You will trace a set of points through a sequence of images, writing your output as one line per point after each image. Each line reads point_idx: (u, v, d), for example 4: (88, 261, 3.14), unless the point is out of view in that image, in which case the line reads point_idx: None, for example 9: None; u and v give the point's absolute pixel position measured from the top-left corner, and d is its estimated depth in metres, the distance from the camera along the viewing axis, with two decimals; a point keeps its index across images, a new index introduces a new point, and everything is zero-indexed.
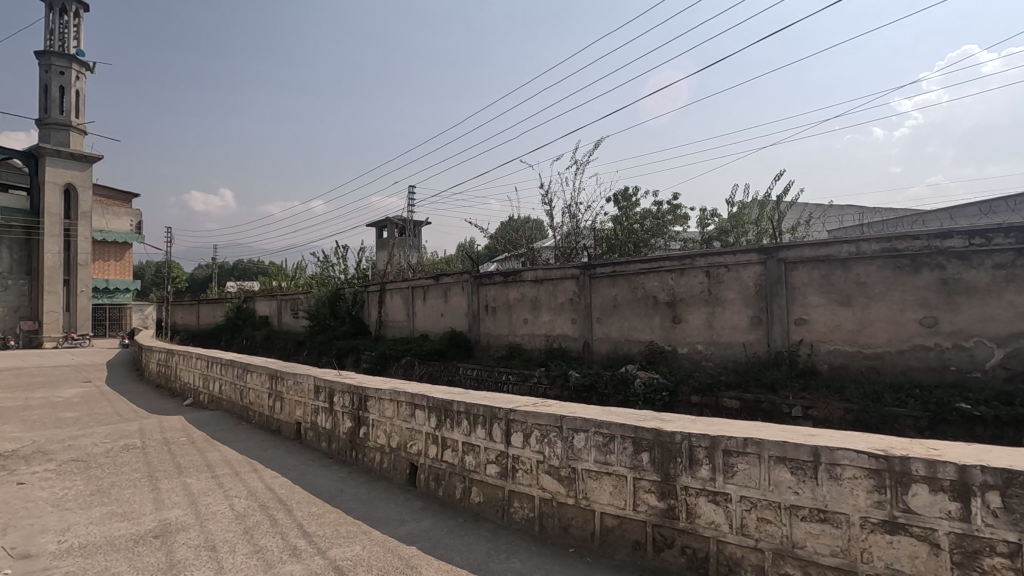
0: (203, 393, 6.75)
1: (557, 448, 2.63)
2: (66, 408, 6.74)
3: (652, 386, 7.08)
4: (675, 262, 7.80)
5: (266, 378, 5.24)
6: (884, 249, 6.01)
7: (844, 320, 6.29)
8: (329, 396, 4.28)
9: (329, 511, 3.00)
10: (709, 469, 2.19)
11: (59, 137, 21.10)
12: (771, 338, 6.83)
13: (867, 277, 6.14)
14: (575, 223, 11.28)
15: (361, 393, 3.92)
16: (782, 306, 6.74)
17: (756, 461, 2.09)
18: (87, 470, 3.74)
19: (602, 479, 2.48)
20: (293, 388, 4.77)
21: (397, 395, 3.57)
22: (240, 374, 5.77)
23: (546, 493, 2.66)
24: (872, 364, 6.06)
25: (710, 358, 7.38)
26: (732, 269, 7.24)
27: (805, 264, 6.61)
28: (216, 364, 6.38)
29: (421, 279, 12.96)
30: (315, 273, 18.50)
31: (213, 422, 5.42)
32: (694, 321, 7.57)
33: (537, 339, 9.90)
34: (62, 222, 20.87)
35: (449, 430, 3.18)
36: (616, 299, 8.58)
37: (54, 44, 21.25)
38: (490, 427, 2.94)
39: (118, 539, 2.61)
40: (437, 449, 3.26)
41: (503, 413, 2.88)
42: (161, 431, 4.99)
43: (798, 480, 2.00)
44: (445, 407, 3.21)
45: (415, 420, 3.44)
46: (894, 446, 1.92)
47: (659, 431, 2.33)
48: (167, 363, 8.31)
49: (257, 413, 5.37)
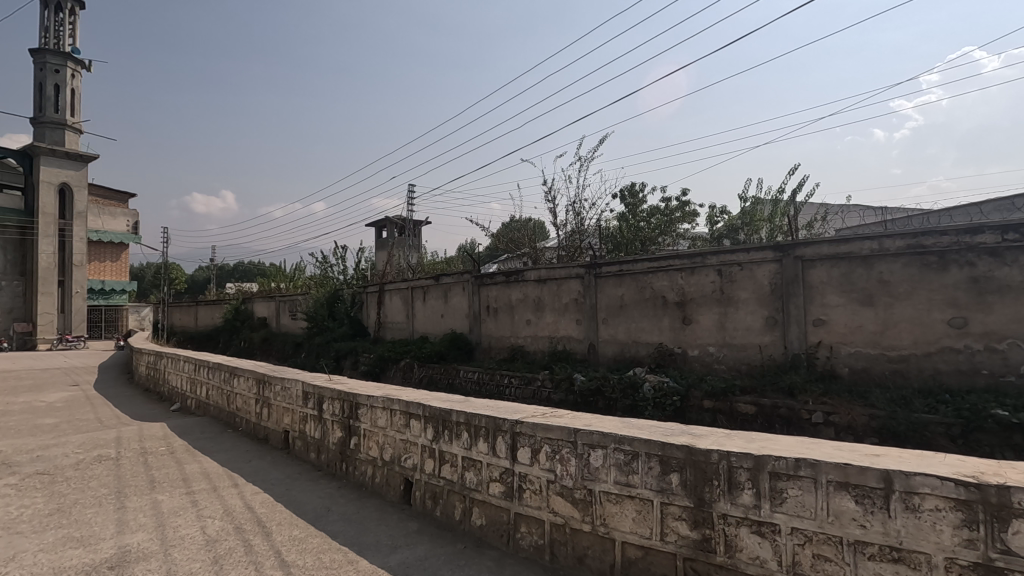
0: (190, 399, 6.41)
1: (571, 467, 2.30)
2: (47, 414, 6.41)
3: (662, 391, 6.74)
4: (685, 261, 7.47)
5: (253, 383, 4.90)
6: (909, 246, 5.67)
7: (865, 321, 5.95)
8: (318, 403, 3.95)
9: (312, 535, 2.67)
10: (752, 495, 1.86)
11: (54, 136, 20.82)
12: (787, 339, 6.49)
13: (890, 275, 5.80)
14: (579, 221, 10.93)
15: (352, 400, 3.60)
16: (799, 307, 6.40)
17: (811, 487, 1.75)
18: (51, 485, 3.41)
19: (623, 503, 2.14)
20: (281, 394, 4.44)
21: (390, 403, 3.25)
22: (227, 378, 5.44)
23: (558, 517, 2.33)
24: (896, 367, 5.71)
25: (722, 361, 7.05)
26: (745, 267, 6.91)
27: (823, 262, 6.28)
28: (204, 368, 6.06)
29: (422, 279, 12.62)
30: (314, 274, 18.18)
31: (197, 430, 5.09)
32: (705, 322, 7.24)
33: (540, 341, 9.57)
34: (57, 223, 20.55)
35: (447, 443, 2.85)
36: (623, 299, 8.25)
37: (49, 42, 20.98)
38: (494, 441, 2.61)
39: (66, 571, 2.28)
40: (435, 464, 2.92)
41: (507, 424, 2.55)
42: (140, 440, 4.67)
43: (866, 510, 1.66)
44: (443, 417, 2.88)
45: (410, 431, 3.11)
46: (985, 471, 1.58)
47: (690, 448, 2.00)
48: (156, 366, 8.00)
49: (244, 419, 5.05)
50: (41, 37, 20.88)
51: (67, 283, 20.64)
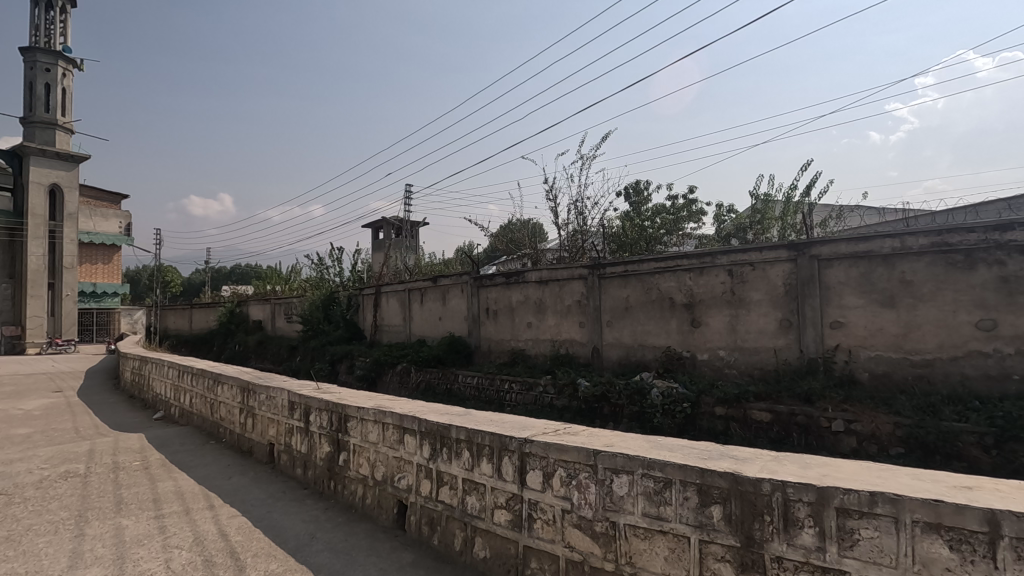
0: (174, 407, 6.06)
1: (591, 495, 1.97)
2: (21, 423, 6.06)
3: (671, 397, 6.42)
4: (693, 261, 7.16)
5: (237, 391, 4.57)
6: (934, 244, 5.36)
7: (887, 323, 5.64)
8: (304, 414, 3.63)
9: (291, 571, 2.34)
10: (815, 535, 1.53)
11: (45, 136, 20.43)
12: (803, 343, 6.17)
13: (913, 274, 5.49)
14: (582, 221, 10.63)
15: (341, 411, 3.27)
16: (816, 308, 6.09)
17: (891, 529, 1.43)
18: (5, 509, 3.07)
19: (653, 539, 1.82)
20: (265, 404, 4.11)
21: (382, 416, 2.93)
22: (210, 386, 5.10)
23: (575, 554, 2.00)
24: (921, 372, 5.40)
25: (734, 365, 6.74)
26: (758, 267, 6.60)
27: (841, 261, 5.97)
28: (187, 374, 5.72)
29: (419, 281, 12.28)
30: (310, 276, 17.81)
31: (176, 442, 4.75)
32: (716, 324, 6.93)
33: (542, 344, 9.25)
34: (47, 224, 20.16)
35: (446, 463, 2.53)
36: (628, 301, 7.93)
37: (39, 41, 20.64)
38: (499, 462, 2.29)
39: None
40: (432, 486, 2.60)
41: (515, 443, 2.23)
42: (113, 453, 4.32)
43: (964, 559, 1.34)
44: (441, 433, 2.56)
45: (404, 448, 2.79)
46: None
47: (736, 476, 1.68)
48: (140, 372, 7.64)
49: (227, 430, 4.71)
50: (31, 35, 20.54)
51: (58, 286, 20.27)
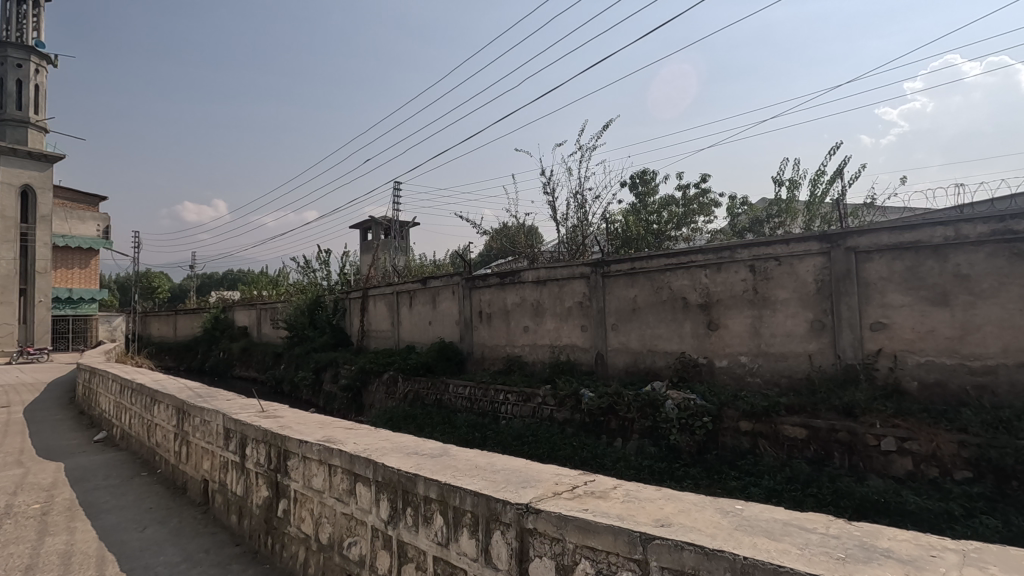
0: (115, 429, 5.20)
1: None
2: None
3: (688, 410, 5.63)
4: (710, 257, 6.39)
5: (172, 413, 3.74)
6: (995, 231, 4.61)
7: (937, 324, 4.89)
8: (240, 445, 2.82)
9: None
10: None
11: (16, 136, 19.55)
12: (839, 348, 5.41)
13: (970, 268, 4.74)
14: (584, 215, 9.92)
15: (280, 446, 2.47)
16: (853, 308, 5.34)
17: None
18: None
19: None
20: (199, 430, 3.30)
21: (328, 455, 2.14)
22: (148, 405, 4.26)
23: None
24: (981, 381, 4.64)
25: (758, 373, 5.98)
26: (784, 262, 5.85)
27: (883, 253, 5.22)
28: (127, 391, 4.87)
29: (408, 283, 11.48)
30: (296, 281, 17.00)
31: (100, 474, 3.91)
32: (736, 327, 6.17)
33: (540, 350, 8.48)
34: (18, 226, 19.26)
35: (410, 532, 1.74)
36: (635, 301, 7.16)
37: (10, 35, 19.77)
38: (487, 538, 1.49)
39: None
40: (393, 562, 1.81)
41: (510, 512, 1.44)
42: (13, 492, 3.49)
43: None
44: (403, 487, 1.77)
45: (356, 502, 1.99)
46: None
47: None
48: (88, 384, 6.79)
49: (163, 459, 3.87)
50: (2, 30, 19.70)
51: (30, 292, 19.49)
